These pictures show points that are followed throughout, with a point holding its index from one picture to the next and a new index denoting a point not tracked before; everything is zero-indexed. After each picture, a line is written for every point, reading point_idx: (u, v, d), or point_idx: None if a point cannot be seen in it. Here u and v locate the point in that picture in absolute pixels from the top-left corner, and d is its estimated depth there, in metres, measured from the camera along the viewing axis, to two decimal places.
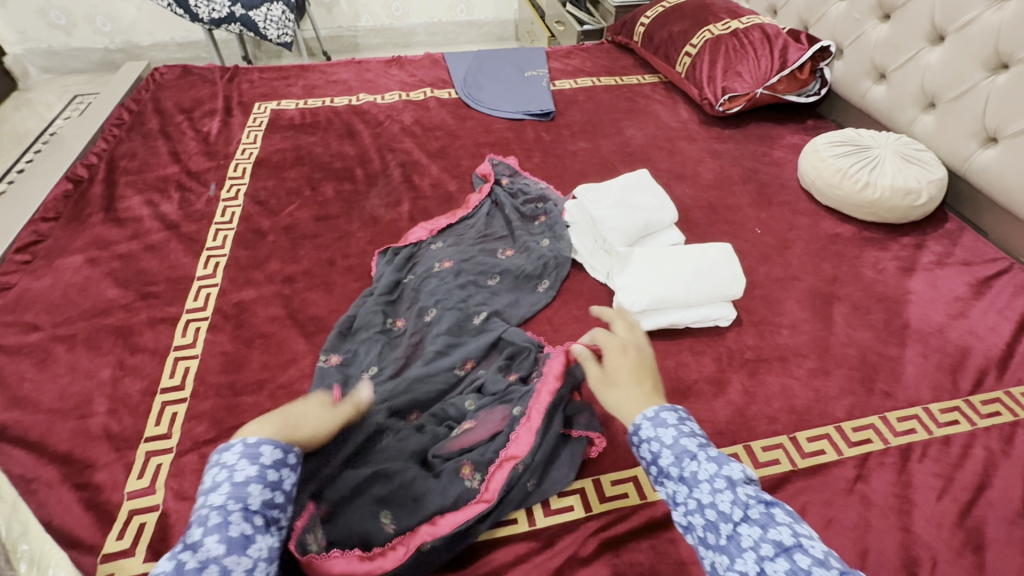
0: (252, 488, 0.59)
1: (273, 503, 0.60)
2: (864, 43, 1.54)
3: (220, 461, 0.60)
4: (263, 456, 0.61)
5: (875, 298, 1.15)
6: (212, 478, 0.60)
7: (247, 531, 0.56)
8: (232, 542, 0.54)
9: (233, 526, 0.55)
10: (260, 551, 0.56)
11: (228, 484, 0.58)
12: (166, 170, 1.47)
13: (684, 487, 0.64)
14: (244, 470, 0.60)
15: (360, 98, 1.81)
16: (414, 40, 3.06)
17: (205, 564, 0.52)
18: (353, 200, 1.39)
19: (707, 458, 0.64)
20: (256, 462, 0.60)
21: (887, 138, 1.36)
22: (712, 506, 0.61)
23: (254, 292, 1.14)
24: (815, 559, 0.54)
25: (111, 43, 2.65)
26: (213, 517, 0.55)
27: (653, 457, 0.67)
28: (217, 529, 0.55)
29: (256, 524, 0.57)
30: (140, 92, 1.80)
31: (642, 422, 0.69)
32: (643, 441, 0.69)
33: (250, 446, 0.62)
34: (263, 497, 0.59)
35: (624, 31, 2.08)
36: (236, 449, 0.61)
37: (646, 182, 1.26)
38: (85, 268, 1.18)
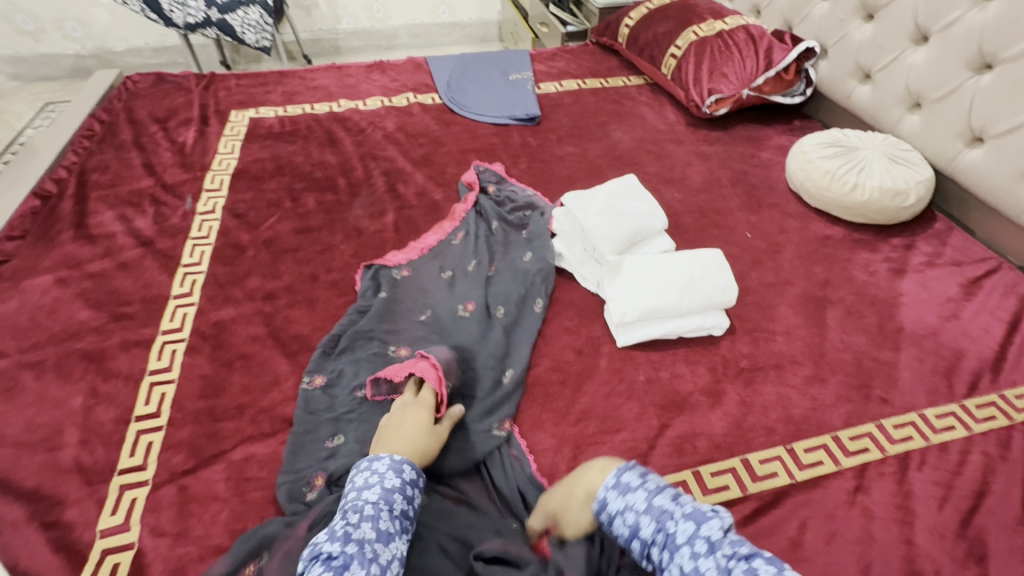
0: (396, 496, 0.71)
1: (407, 516, 0.71)
2: (848, 43, 1.54)
3: (373, 467, 0.74)
4: (404, 472, 0.75)
5: (867, 301, 1.14)
6: (363, 479, 0.73)
7: (390, 529, 0.67)
8: (382, 533, 0.66)
9: (382, 522, 0.67)
10: (397, 550, 0.66)
11: (380, 486, 0.71)
12: (140, 183, 1.42)
13: (666, 553, 0.63)
14: (389, 479, 0.73)
15: (341, 105, 1.77)
16: (397, 42, 3.01)
17: (363, 544, 0.63)
18: (336, 211, 1.35)
19: (682, 521, 0.64)
20: (400, 476, 0.74)
21: (874, 139, 1.36)
22: (695, 572, 0.59)
23: (233, 310, 1.09)
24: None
25: (82, 48, 2.57)
26: (369, 509, 0.68)
27: (630, 528, 0.67)
28: (371, 518, 0.67)
29: (396, 527, 0.68)
30: (112, 102, 1.74)
31: (607, 494, 0.70)
32: (613, 516, 0.69)
33: (395, 460, 0.76)
34: (403, 506, 0.71)
35: (608, 33, 2.06)
36: (385, 461, 0.75)
37: (634, 188, 1.24)
38: (54, 289, 1.13)
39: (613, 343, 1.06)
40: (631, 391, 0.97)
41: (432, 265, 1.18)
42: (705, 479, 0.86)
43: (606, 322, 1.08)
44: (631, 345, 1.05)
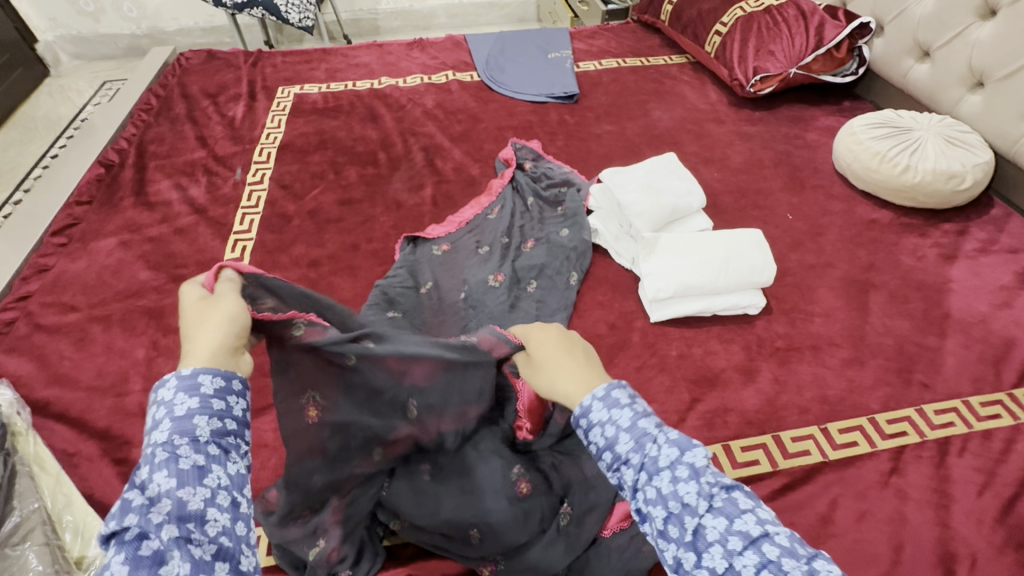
0: (196, 421, 0.50)
1: (224, 432, 0.51)
2: (907, 19, 1.47)
3: (159, 395, 0.51)
4: (203, 386, 0.52)
5: (913, 286, 1.11)
6: (152, 417, 0.51)
7: (200, 462, 0.48)
8: (184, 476, 0.47)
9: (182, 459, 0.48)
10: (219, 479, 0.48)
11: (169, 419, 0.50)
12: (194, 155, 1.49)
13: (645, 475, 0.54)
14: (181, 405, 0.50)
15: (382, 82, 1.80)
16: (435, 22, 3.03)
17: (155, 500, 0.46)
18: (377, 184, 1.39)
19: (666, 443, 0.55)
20: (196, 394, 0.51)
21: (930, 119, 1.30)
22: (674, 498, 0.52)
23: (281, 275, 1.16)
24: (784, 548, 0.47)
25: (137, 29, 2.68)
26: (159, 455, 0.48)
27: (607, 443, 0.56)
28: (165, 464, 0.47)
29: (210, 454, 0.49)
30: (167, 78, 1.82)
31: (592, 404, 0.58)
32: (593, 426, 0.57)
33: (186, 377, 0.52)
34: (213, 426, 0.50)
35: (651, 10, 2.02)
36: (173, 383, 0.52)
37: (673, 166, 1.23)
38: (118, 250, 1.21)
39: (646, 318, 1.06)
40: (663, 365, 0.98)
41: (470, 245, 1.19)
42: (777, 451, 0.87)
43: (640, 298, 1.09)
44: (665, 321, 1.05)
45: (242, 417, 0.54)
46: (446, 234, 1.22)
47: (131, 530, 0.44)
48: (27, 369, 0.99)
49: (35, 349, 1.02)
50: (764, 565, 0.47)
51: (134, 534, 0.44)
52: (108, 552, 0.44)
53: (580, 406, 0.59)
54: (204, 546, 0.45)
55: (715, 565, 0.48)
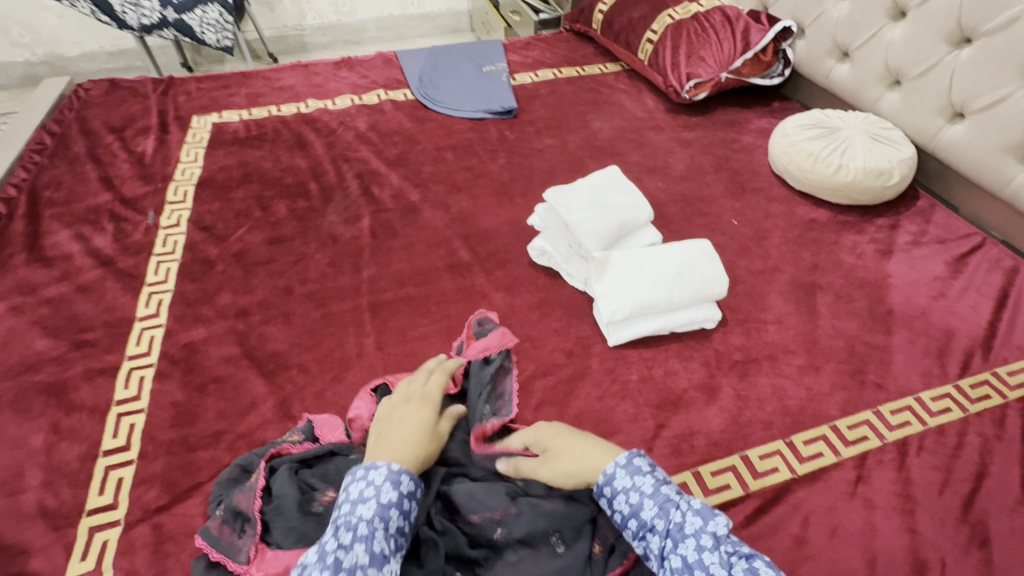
0: (393, 512, 0.63)
1: (404, 531, 0.63)
2: (826, 22, 1.52)
3: (369, 476, 0.65)
4: (403, 484, 0.65)
5: (856, 284, 1.13)
6: (359, 490, 0.64)
7: (386, 550, 0.60)
8: (377, 558, 0.59)
9: (377, 542, 0.60)
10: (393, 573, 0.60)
11: (376, 501, 0.63)
12: (97, 199, 1.34)
13: (670, 541, 0.62)
14: (386, 493, 0.64)
15: (309, 105, 1.70)
16: (366, 36, 2.92)
17: (353, 570, 0.57)
18: (309, 219, 1.29)
19: (691, 513, 0.63)
20: (399, 488, 0.64)
21: (855, 117, 1.34)
22: (699, 567, 0.59)
23: (204, 330, 1.04)
24: None
25: (33, 55, 2.43)
26: (363, 528, 0.60)
27: (632, 509, 0.65)
28: (364, 540, 0.59)
29: (391, 546, 0.61)
30: (64, 112, 1.64)
31: (616, 471, 0.68)
32: (617, 493, 0.67)
33: (393, 471, 0.66)
34: (400, 522, 0.63)
35: (582, 19, 2.01)
36: (382, 470, 0.66)
37: (618, 180, 1.21)
38: (8, 317, 1.06)
39: (603, 342, 1.03)
40: (625, 392, 0.95)
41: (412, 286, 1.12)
42: (745, 472, 0.85)
43: (596, 320, 1.05)
44: (622, 343, 1.02)
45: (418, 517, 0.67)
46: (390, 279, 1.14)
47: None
48: None
49: None
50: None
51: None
52: None
53: (604, 473, 0.69)
54: None
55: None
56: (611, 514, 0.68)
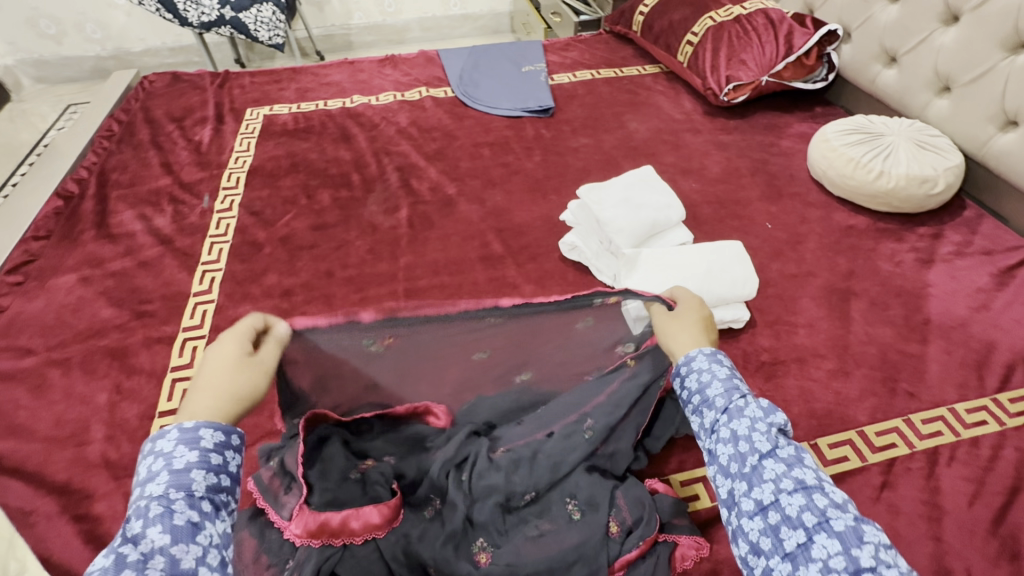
0: (196, 475, 0.55)
1: (218, 488, 0.56)
2: (873, 26, 1.49)
3: (157, 449, 0.56)
4: (203, 440, 0.57)
5: (892, 292, 1.11)
6: (147, 468, 0.55)
7: (194, 518, 0.53)
8: (178, 530, 0.51)
9: (178, 514, 0.52)
10: (210, 537, 0.53)
11: (168, 470, 0.54)
12: (159, 182, 1.44)
13: (724, 416, 0.63)
14: (180, 457, 0.55)
15: (354, 101, 1.77)
16: (409, 36, 3.00)
17: (150, 555, 0.49)
18: (351, 208, 1.35)
19: (754, 404, 0.63)
20: (196, 447, 0.56)
21: (900, 123, 1.31)
22: (747, 439, 0.60)
23: (252, 307, 1.11)
24: (833, 501, 0.54)
25: (102, 50, 2.61)
26: (154, 507, 0.51)
27: (700, 386, 0.66)
28: (159, 520, 0.51)
29: (202, 510, 0.54)
30: (131, 102, 1.76)
31: (697, 354, 0.69)
32: (690, 370, 0.68)
33: (188, 431, 0.57)
34: (208, 482, 0.55)
35: (623, 21, 2.03)
36: (173, 435, 0.57)
37: (651, 179, 1.22)
38: (78, 287, 1.15)
39: None
40: None
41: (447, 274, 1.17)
42: None
43: None
44: None
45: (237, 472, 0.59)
46: (425, 268, 1.19)
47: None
48: None
49: None
50: (808, 506, 0.54)
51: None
52: None
53: (685, 355, 0.70)
54: None
55: (762, 497, 0.56)
56: (678, 390, 0.70)
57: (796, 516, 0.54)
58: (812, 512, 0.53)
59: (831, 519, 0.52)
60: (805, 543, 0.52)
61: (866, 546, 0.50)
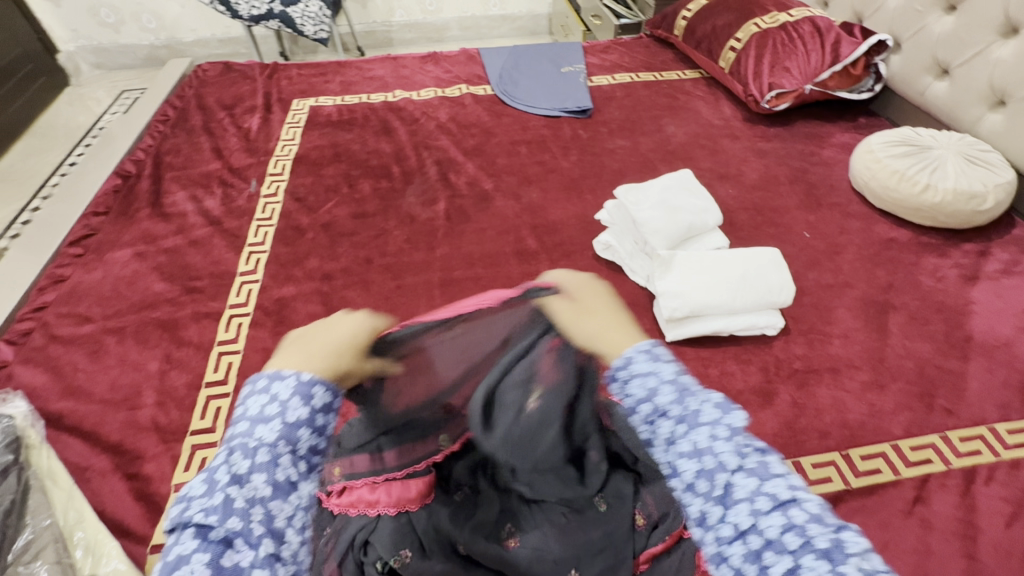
0: (302, 433, 0.64)
1: (314, 449, 0.66)
2: (925, 37, 1.46)
3: (272, 396, 0.65)
4: (315, 398, 0.66)
5: (933, 307, 1.09)
6: (260, 412, 0.65)
7: (290, 477, 0.62)
8: (280, 484, 0.61)
9: (281, 470, 0.62)
10: (299, 498, 0.63)
11: (281, 422, 0.64)
12: (209, 166, 1.51)
13: (682, 427, 0.64)
14: (293, 411, 0.64)
15: (395, 95, 1.82)
16: (447, 34, 3.05)
17: (252, 503, 0.58)
18: (390, 198, 1.39)
19: (708, 406, 0.65)
20: (309, 404, 0.65)
21: (950, 137, 1.28)
22: (710, 453, 0.61)
23: (294, 288, 1.16)
24: (810, 514, 0.55)
25: (156, 39, 2.73)
26: (264, 455, 0.61)
27: (648, 394, 0.67)
28: (266, 469, 0.61)
29: (298, 471, 0.64)
30: (185, 89, 1.84)
31: (635, 356, 0.69)
32: (634, 375, 0.68)
33: (303, 385, 0.67)
34: (309, 442, 0.65)
35: (664, 25, 2.02)
36: (289, 386, 0.66)
37: (689, 182, 1.22)
38: (134, 261, 1.22)
39: (661, 337, 1.05)
40: None
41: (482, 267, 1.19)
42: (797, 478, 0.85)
43: (655, 316, 1.08)
44: (680, 340, 1.04)
45: (330, 433, 0.68)
46: (460, 260, 1.22)
47: (220, 532, 0.56)
48: (42, 381, 1.00)
49: (50, 360, 1.03)
50: (789, 527, 0.54)
51: (222, 535, 0.56)
52: (196, 537, 0.56)
53: (623, 357, 0.70)
54: (285, 562, 0.58)
55: (740, 521, 0.57)
56: (622, 398, 0.69)
57: (776, 538, 0.55)
58: (794, 532, 0.54)
59: (810, 535, 0.54)
60: (792, 567, 0.52)
61: (850, 560, 0.51)
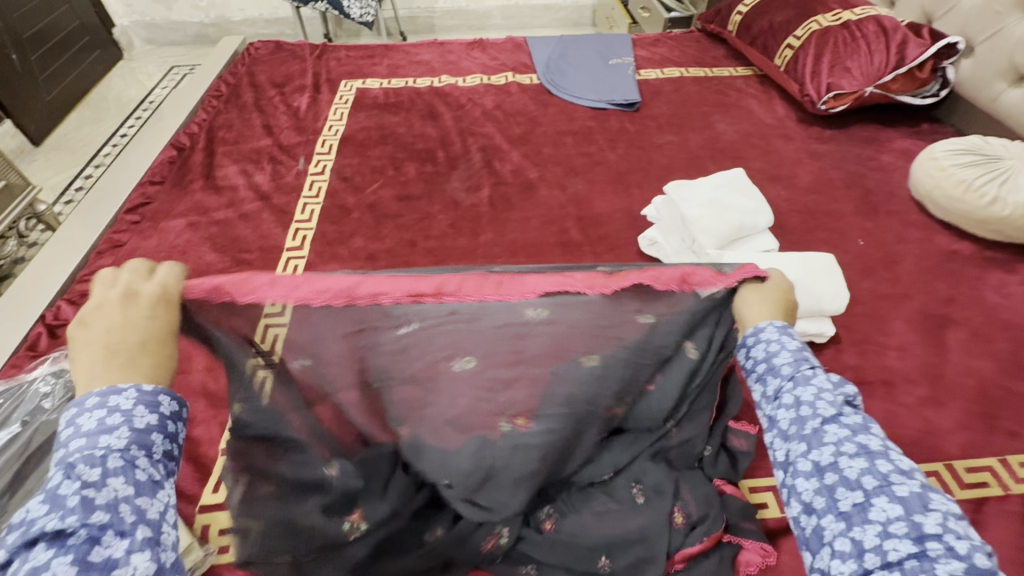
0: (156, 437, 0.53)
1: (172, 455, 0.55)
2: (1002, 41, 1.39)
3: (108, 402, 0.52)
4: (164, 405, 0.55)
5: (997, 325, 1.04)
6: (94, 420, 0.51)
7: (155, 477, 0.51)
8: (144, 486, 0.49)
9: (141, 470, 0.50)
10: (169, 495, 0.52)
11: (127, 429, 0.51)
12: (259, 142, 1.53)
13: (790, 383, 0.61)
14: (143, 417, 0.53)
15: (442, 80, 1.81)
16: (490, 23, 3.04)
17: (114, 504, 0.47)
18: (435, 182, 1.39)
19: (823, 375, 0.61)
20: (157, 411, 0.54)
21: (1023, 148, 1.20)
22: (808, 404, 0.58)
23: (339, 266, 1.17)
24: (897, 467, 0.52)
25: (206, 17, 2.77)
26: (114, 461, 0.49)
27: (767, 354, 0.64)
28: (122, 472, 0.49)
29: (161, 472, 0.52)
30: (237, 66, 1.87)
31: (766, 327, 0.67)
32: (760, 340, 0.66)
33: (148, 393, 0.55)
34: (166, 446, 0.54)
35: (718, 20, 1.97)
36: (130, 393, 0.54)
37: (741, 181, 1.19)
38: (187, 231, 1.25)
39: None
40: None
41: (525, 256, 1.19)
42: None
43: None
44: None
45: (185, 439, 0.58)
46: (503, 248, 1.21)
47: (81, 533, 0.44)
48: None
49: None
50: (870, 470, 0.52)
51: (83, 538, 0.44)
52: (46, 554, 0.43)
53: (753, 327, 0.68)
54: (167, 553, 0.48)
55: (820, 459, 0.55)
56: (743, 359, 0.68)
57: (855, 479, 0.52)
58: (873, 476, 0.52)
59: (893, 485, 0.51)
60: (863, 504, 0.51)
61: (931, 512, 0.48)
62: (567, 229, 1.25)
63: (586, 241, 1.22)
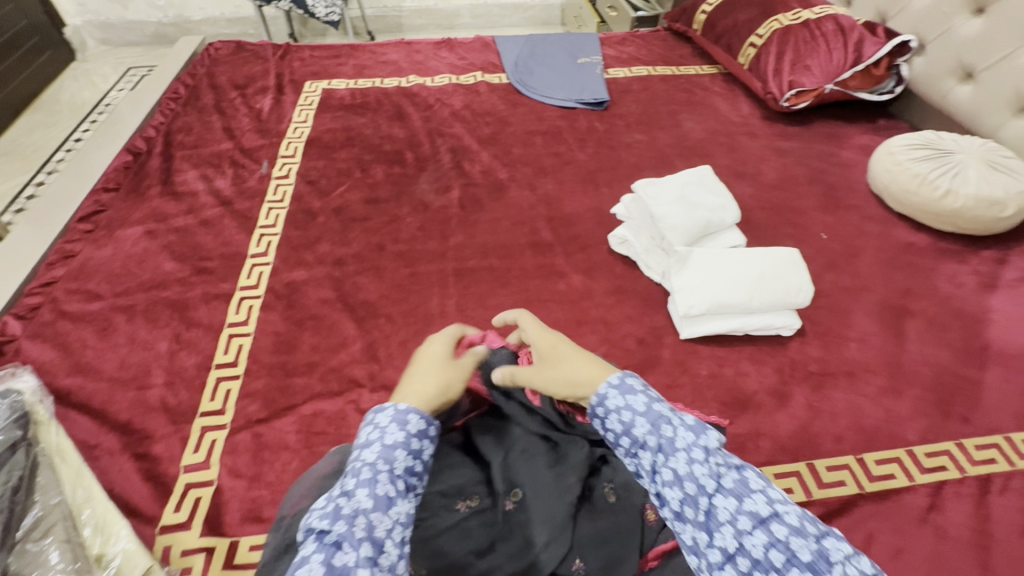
0: (399, 452, 0.59)
1: (412, 471, 0.60)
2: (951, 40, 1.44)
3: (376, 420, 0.63)
4: (410, 424, 0.62)
5: (951, 314, 1.08)
6: (366, 435, 0.62)
7: (391, 492, 0.56)
8: (381, 499, 0.55)
9: (381, 485, 0.56)
10: (400, 515, 0.55)
11: (380, 443, 0.60)
12: (220, 146, 1.49)
13: (661, 456, 0.58)
14: (391, 434, 0.61)
15: (409, 80, 1.79)
16: (459, 22, 3.01)
17: (356, 513, 0.53)
18: (403, 185, 1.37)
19: (683, 428, 0.59)
20: (405, 429, 0.61)
21: (972, 142, 1.25)
22: (690, 479, 0.55)
23: (305, 272, 1.14)
24: (792, 528, 0.50)
25: (164, 16, 2.68)
26: (366, 472, 0.56)
27: (624, 426, 0.61)
28: (368, 483, 0.55)
29: (398, 488, 0.57)
30: (196, 67, 1.81)
31: (608, 391, 0.64)
32: (610, 411, 0.62)
33: (400, 411, 0.63)
34: (406, 463, 0.59)
35: (683, 19, 1.99)
36: (388, 412, 0.63)
37: (708, 179, 1.20)
38: (144, 239, 1.21)
39: (676, 334, 1.04)
40: (693, 384, 0.97)
41: (495, 258, 1.18)
42: (811, 479, 0.85)
43: (671, 312, 1.07)
44: (696, 337, 1.03)
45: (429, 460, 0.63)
46: (473, 250, 1.20)
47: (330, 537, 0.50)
48: (50, 358, 0.99)
49: (58, 336, 1.02)
50: (773, 542, 0.50)
51: (332, 539, 0.50)
52: (312, 543, 0.50)
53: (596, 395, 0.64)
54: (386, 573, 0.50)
55: (726, 544, 0.52)
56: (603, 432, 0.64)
57: (765, 557, 0.50)
58: (778, 549, 0.49)
59: (795, 550, 0.49)
60: None
61: (835, 569, 0.47)
62: (538, 229, 1.25)
63: (557, 241, 1.22)
